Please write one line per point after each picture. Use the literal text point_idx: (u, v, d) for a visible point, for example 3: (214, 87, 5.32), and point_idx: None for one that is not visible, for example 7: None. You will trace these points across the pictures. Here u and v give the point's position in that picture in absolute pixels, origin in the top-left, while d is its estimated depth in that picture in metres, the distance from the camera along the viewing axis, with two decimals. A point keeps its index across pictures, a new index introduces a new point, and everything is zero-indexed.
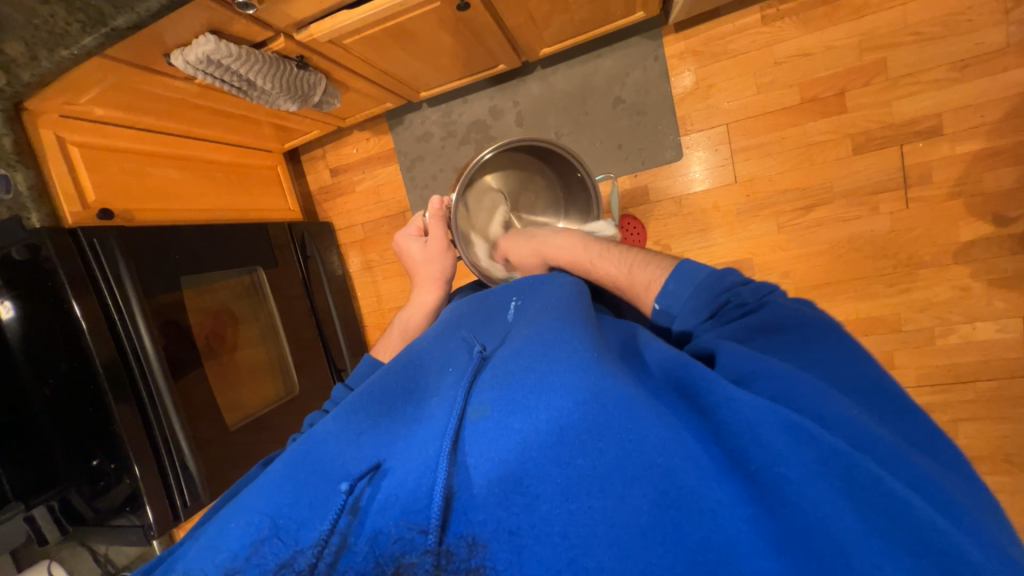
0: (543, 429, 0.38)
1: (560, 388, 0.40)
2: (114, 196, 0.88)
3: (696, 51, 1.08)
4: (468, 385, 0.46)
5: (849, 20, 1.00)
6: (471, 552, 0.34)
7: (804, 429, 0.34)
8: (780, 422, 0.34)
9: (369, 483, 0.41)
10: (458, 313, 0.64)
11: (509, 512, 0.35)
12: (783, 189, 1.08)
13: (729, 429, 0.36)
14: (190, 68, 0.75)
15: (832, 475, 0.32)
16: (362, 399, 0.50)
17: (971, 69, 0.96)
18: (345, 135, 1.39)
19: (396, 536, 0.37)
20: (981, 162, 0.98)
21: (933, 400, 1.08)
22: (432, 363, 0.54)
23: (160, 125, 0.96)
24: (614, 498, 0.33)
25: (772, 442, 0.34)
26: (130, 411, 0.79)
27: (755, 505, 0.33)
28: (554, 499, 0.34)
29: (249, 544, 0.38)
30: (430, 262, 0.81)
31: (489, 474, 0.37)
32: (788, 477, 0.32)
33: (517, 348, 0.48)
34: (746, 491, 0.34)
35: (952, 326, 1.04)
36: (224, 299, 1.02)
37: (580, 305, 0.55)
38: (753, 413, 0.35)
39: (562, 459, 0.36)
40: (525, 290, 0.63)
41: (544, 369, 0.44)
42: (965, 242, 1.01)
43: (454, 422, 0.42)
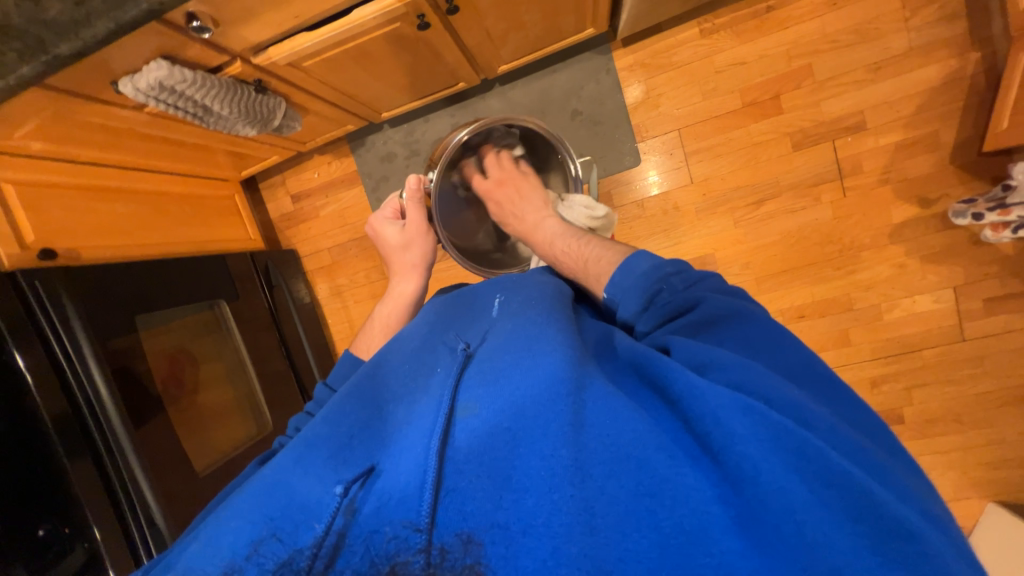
0: (528, 424, 0.37)
1: (545, 378, 0.40)
2: (56, 235, 0.82)
3: (644, 63, 1.15)
4: (455, 381, 0.44)
5: (776, 31, 1.10)
6: (466, 550, 0.34)
7: (756, 408, 0.34)
8: (737, 403, 0.34)
9: (363, 486, 0.39)
10: (443, 309, 0.62)
11: (497, 507, 0.35)
12: (735, 186, 1.16)
13: (695, 416, 0.35)
14: (141, 95, 0.72)
15: (785, 452, 0.32)
16: (352, 399, 0.48)
17: (884, 71, 1.07)
18: (305, 160, 1.36)
19: (391, 535, 0.36)
20: (902, 151, 1.09)
21: (887, 371, 1.17)
22: (416, 365, 0.51)
23: (106, 158, 0.91)
24: (593, 486, 0.33)
25: (733, 428, 0.33)
26: (87, 467, 0.73)
27: (719, 488, 0.32)
28: (540, 493, 0.34)
29: (248, 545, 0.37)
30: (410, 245, 0.80)
31: (476, 468, 0.37)
32: (747, 456, 0.32)
33: (503, 343, 0.47)
34: (715, 475, 0.33)
35: (896, 301, 1.14)
36: (182, 338, 0.96)
37: (564, 302, 0.55)
38: (715, 398, 0.35)
39: (545, 451, 0.35)
40: (509, 287, 0.62)
41: (528, 363, 0.42)
42: (897, 224, 1.11)
43: (443, 419, 0.40)
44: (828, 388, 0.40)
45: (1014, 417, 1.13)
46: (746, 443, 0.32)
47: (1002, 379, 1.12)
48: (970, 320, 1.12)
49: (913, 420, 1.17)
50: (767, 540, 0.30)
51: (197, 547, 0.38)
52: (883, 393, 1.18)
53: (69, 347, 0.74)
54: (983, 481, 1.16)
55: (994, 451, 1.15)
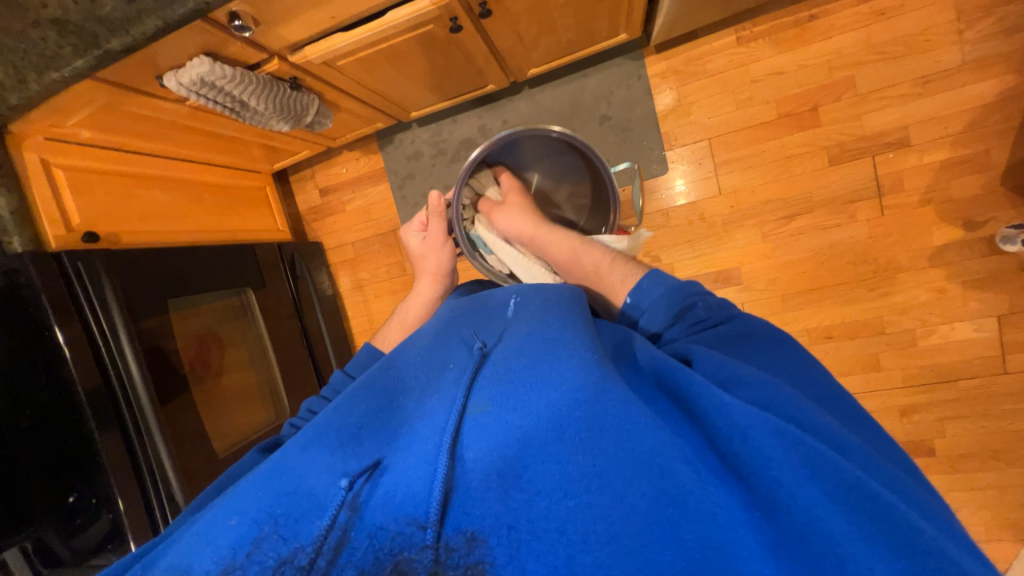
0: (543, 429, 0.36)
1: (559, 384, 0.38)
2: (100, 219, 0.87)
3: (677, 70, 1.13)
4: (468, 381, 0.42)
5: (817, 41, 1.06)
6: (471, 548, 0.33)
7: (790, 433, 0.32)
8: (769, 425, 0.32)
9: (369, 480, 0.38)
10: (459, 309, 0.59)
11: (508, 508, 0.34)
12: (766, 200, 1.12)
13: (721, 433, 0.34)
14: (184, 90, 0.75)
15: (829, 484, 0.30)
16: (365, 392, 0.46)
17: (932, 85, 1.02)
18: (335, 155, 1.39)
19: (396, 532, 0.35)
20: (949, 170, 1.04)
21: (919, 400, 1.11)
22: (429, 360, 0.49)
23: (147, 147, 0.95)
24: (613, 495, 0.32)
25: (765, 450, 0.31)
26: (114, 440, 0.76)
27: (754, 512, 0.31)
28: (553, 496, 0.33)
29: (247, 542, 0.35)
30: (427, 255, 0.80)
31: (485, 469, 0.36)
32: (780, 480, 0.30)
33: (519, 345, 0.45)
34: (741, 497, 0.32)
35: (932, 327, 1.08)
36: (209, 322, 0.99)
37: (580, 305, 0.53)
38: (743, 415, 0.33)
39: (562, 456, 0.34)
40: (527, 288, 0.59)
41: (544, 366, 0.41)
42: (938, 247, 1.06)
43: (455, 416, 0.39)
44: (853, 415, 0.39)
45: None
46: (786, 473, 0.30)
47: None
48: (1014, 351, 1.05)
49: (945, 453, 1.11)
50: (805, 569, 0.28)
51: (204, 520, 0.37)
52: (914, 423, 1.12)
53: (106, 327, 0.78)
54: (1019, 524, 1.10)
55: None
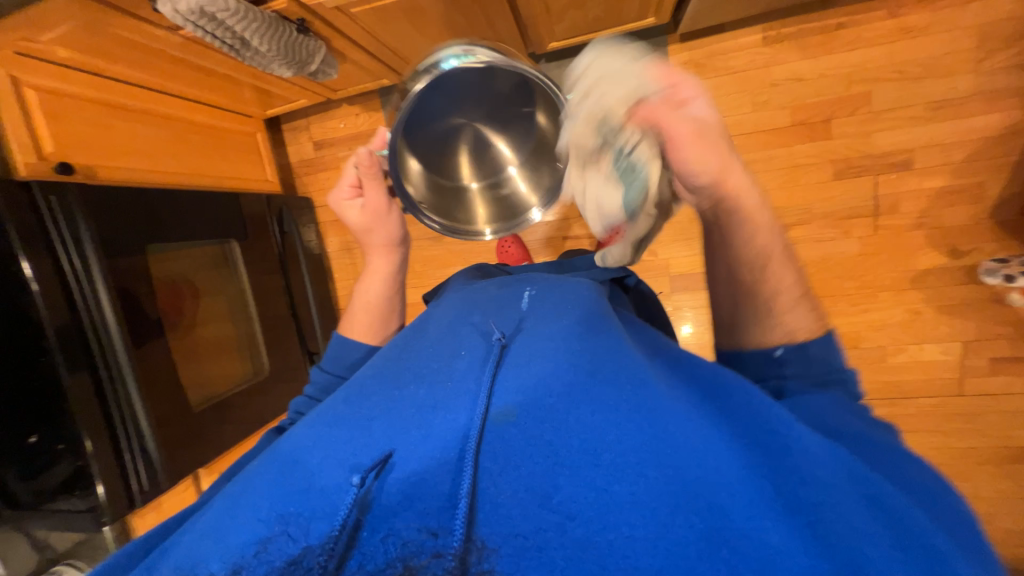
0: (578, 449, 0.35)
1: (603, 406, 0.37)
2: (74, 149, 0.80)
3: (699, 63, 1.10)
4: (492, 375, 0.41)
5: (841, 51, 1.05)
6: (481, 557, 0.32)
7: (878, 496, 0.34)
8: (852, 481, 0.35)
9: (379, 476, 0.36)
10: (473, 296, 0.58)
11: (536, 526, 0.32)
12: (766, 206, 1.13)
13: (792, 475, 0.34)
14: (179, 18, 0.68)
15: (915, 560, 0.30)
16: (376, 381, 0.46)
17: (943, 111, 1.03)
18: (333, 108, 1.32)
19: (406, 538, 0.33)
20: (944, 198, 1.06)
21: (879, 413, 1.18)
22: (443, 347, 0.48)
23: (131, 75, 0.87)
24: (655, 527, 0.31)
25: (846, 509, 0.32)
26: (84, 381, 0.73)
27: (819, 558, 0.30)
28: (592, 524, 0.32)
29: (256, 542, 0.34)
30: (375, 229, 0.76)
31: (514, 484, 0.34)
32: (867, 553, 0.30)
33: (543, 344, 0.44)
34: (811, 541, 0.31)
35: (903, 345, 1.13)
36: (186, 269, 0.94)
37: (603, 305, 0.52)
38: (822, 466, 0.35)
39: (597, 484, 0.33)
40: (543, 284, 0.58)
41: (574, 376, 0.39)
42: (921, 270, 1.09)
43: (476, 425, 0.37)
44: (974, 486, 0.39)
45: (992, 476, 1.16)
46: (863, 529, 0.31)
47: (988, 438, 1.14)
48: (972, 376, 1.12)
49: None
50: None
51: (215, 512, 0.38)
52: None
53: (77, 263, 0.73)
54: None
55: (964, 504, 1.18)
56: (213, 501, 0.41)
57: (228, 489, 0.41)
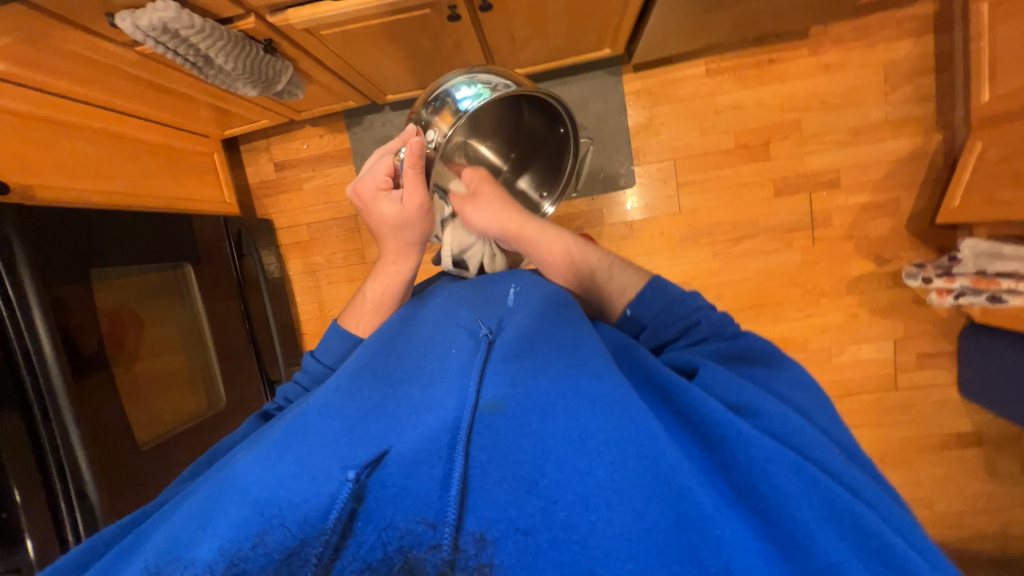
0: (567, 437, 0.35)
1: (584, 394, 0.38)
2: (8, 167, 0.74)
3: (651, 91, 1.19)
4: (480, 369, 0.41)
5: (773, 83, 1.17)
6: (480, 549, 0.31)
7: (812, 472, 0.35)
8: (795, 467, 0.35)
9: (372, 472, 0.35)
10: (456, 297, 0.58)
11: (523, 512, 0.32)
12: (718, 221, 1.22)
13: (740, 465, 0.35)
14: (139, 33, 0.66)
15: (844, 527, 0.33)
16: (367, 375, 0.45)
17: (860, 136, 1.17)
18: (295, 128, 1.30)
19: (405, 529, 0.32)
20: (868, 212, 1.19)
21: None
22: (431, 347, 0.48)
23: (77, 91, 0.82)
24: (632, 514, 0.31)
25: (788, 488, 0.34)
26: (12, 418, 0.66)
27: (764, 541, 0.32)
28: (574, 509, 0.32)
29: (251, 533, 0.32)
30: (408, 225, 0.64)
31: (501, 470, 0.34)
32: (798, 519, 0.32)
33: (529, 339, 0.45)
34: (757, 529, 0.33)
35: (844, 346, 1.24)
36: (132, 298, 0.87)
37: (577, 306, 0.54)
38: (768, 448, 0.36)
39: (581, 469, 0.33)
40: (526, 283, 0.59)
41: (559, 370, 0.41)
42: (854, 277, 1.21)
43: (468, 412, 0.37)
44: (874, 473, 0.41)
45: (927, 463, 1.27)
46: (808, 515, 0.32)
47: (921, 428, 1.25)
48: (904, 371, 1.24)
49: None
50: None
51: (196, 498, 0.36)
52: None
53: (10, 290, 0.67)
54: None
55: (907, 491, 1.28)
56: (190, 493, 0.39)
57: (202, 483, 0.39)
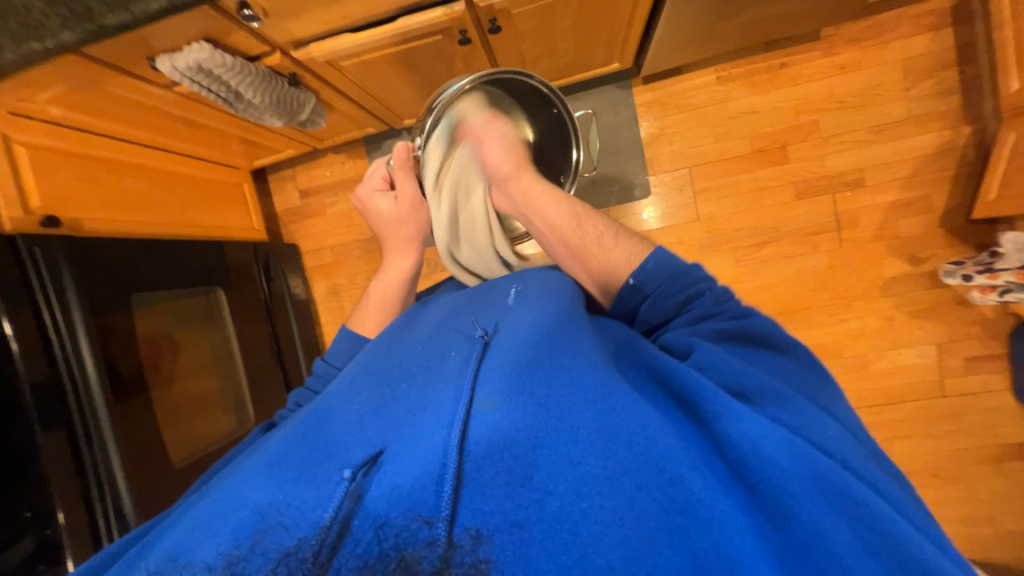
0: (556, 428, 0.35)
1: (575, 383, 0.37)
2: (62, 204, 0.81)
3: (662, 101, 1.20)
4: (476, 369, 0.41)
5: (787, 86, 1.16)
6: (476, 544, 0.31)
7: (800, 445, 0.35)
8: (782, 440, 0.35)
9: (369, 473, 0.36)
10: (455, 302, 0.57)
11: (517, 506, 0.32)
12: (738, 227, 1.20)
13: (732, 444, 0.35)
14: (177, 74, 0.72)
15: (827, 494, 0.33)
16: (365, 377, 0.46)
17: (883, 134, 1.14)
18: (318, 157, 1.36)
19: (400, 526, 0.32)
20: (897, 211, 1.15)
21: (869, 420, 1.19)
22: (428, 349, 0.48)
23: (121, 132, 0.89)
24: (625, 499, 0.31)
25: (775, 460, 0.33)
26: (59, 439, 0.69)
27: (752, 515, 0.33)
28: (566, 497, 0.32)
29: (250, 533, 0.33)
30: (403, 220, 0.70)
31: (495, 466, 0.33)
32: (789, 491, 0.32)
33: (524, 335, 0.44)
34: (745, 501, 0.34)
35: (883, 352, 1.18)
36: (168, 324, 0.91)
37: (580, 300, 0.53)
38: (752, 427, 0.35)
39: (574, 458, 0.33)
40: (525, 280, 0.58)
41: (558, 364, 0.39)
42: (888, 278, 1.16)
43: (463, 408, 0.37)
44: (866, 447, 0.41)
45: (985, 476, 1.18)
46: (789, 479, 0.33)
47: (977, 437, 1.17)
48: (950, 376, 1.16)
49: None
50: (796, 562, 0.31)
51: (203, 505, 0.37)
52: None
53: (60, 318, 0.71)
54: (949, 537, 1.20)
55: (967, 508, 1.18)
56: (201, 495, 0.41)
57: (207, 492, 0.40)
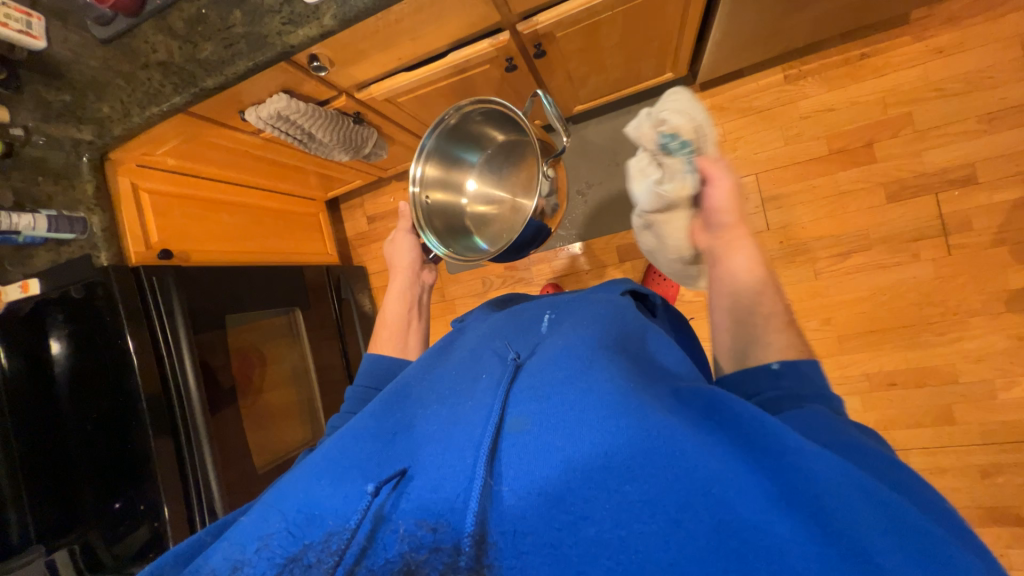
0: (586, 454, 0.34)
1: (600, 405, 0.36)
2: (174, 238, 0.94)
3: (722, 107, 1.14)
4: (505, 392, 0.42)
5: (870, 78, 1.05)
6: (483, 552, 0.35)
7: (882, 496, 0.30)
8: (855, 483, 0.30)
9: (395, 487, 0.39)
10: (494, 324, 0.58)
11: (549, 527, 0.33)
12: (817, 236, 1.08)
13: (794, 474, 0.31)
14: (261, 122, 0.82)
15: (908, 541, 0.28)
16: (402, 397, 0.49)
17: (999, 121, 0.98)
18: (384, 185, 1.47)
19: (406, 533, 0.37)
20: (1023, 210, 0.97)
21: (1001, 460, 1.00)
22: (463, 368, 0.49)
23: (220, 174, 1.03)
24: (661, 528, 0.30)
25: (847, 498, 0.29)
26: (166, 443, 0.78)
27: (824, 546, 0.28)
28: (603, 523, 0.32)
29: (257, 539, 0.39)
30: (396, 252, 0.83)
31: (529, 488, 0.35)
32: (861, 534, 0.28)
33: (555, 358, 0.43)
34: (815, 533, 0.28)
35: (1014, 377, 0.99)
36: (255, 340, 1.02)
37: (623, 318, 0.50)
38: (820, 462, 0.31)
39: (609, 486, 0.33)
40: (561, 307, 0.57)
41: (585, 384, 0.39)
42: (1017, 290, 0.98)
43: (492, 431, 0.38)
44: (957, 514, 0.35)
45: None
46: (870, 526, 0.28)
47: None
48: None
49: None
50: None
51: (246, 519, 0.41)
52: (996, 486, 1.00)
53: (169, 338, 0.82)
54: None
55: None
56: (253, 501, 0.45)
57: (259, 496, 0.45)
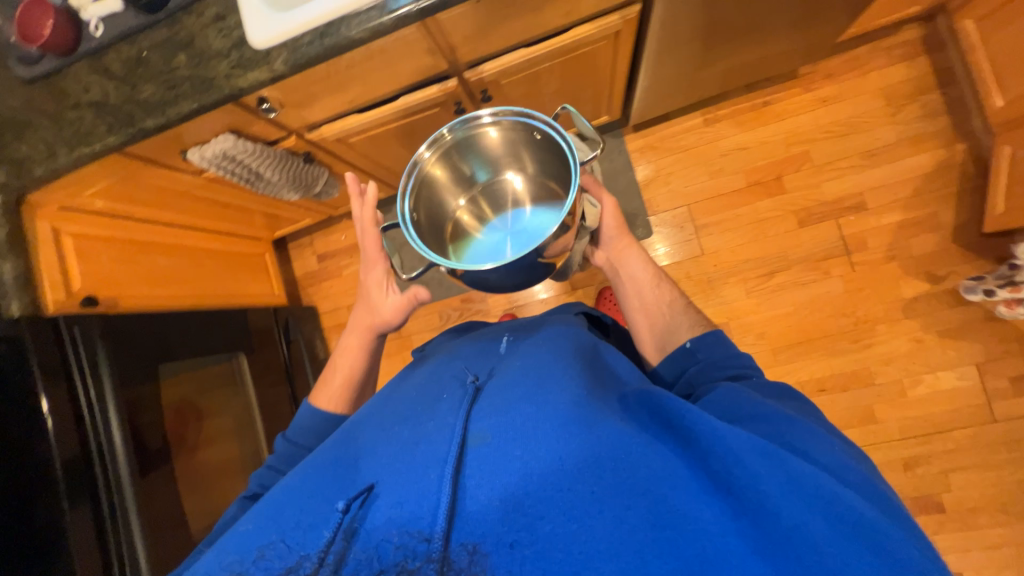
0: (543, 458, 0.36)
1: (554, 415, 0.39)
2: (101, 285, 0.86)
3: (654, 146, 1.26)
4: (467, 408, 0.43)
5: (773, 122, 1.21)
6: (472, 561, 0.34)
7: (777, 453, 0.35)
8: (758, 449, 0.35)
9: (363, 504, 0.39)
10: (455, 349, 0.59)
11: (510, 529, 0.34)
12: (745, 258, 1.20)
13: (712, 455, 0.35)
14: (205, 162, 0.81)
15: (804, 494, 0.33)
16: (366, 422, 0.49)
17: (877, 157, 1.16)
18: (334, 223, 1.45)
19: (397, 543, 0.35)
20: (905, 230, 1.14)
21: (919, 452, 1.10)
22: (423, 391, 0.50)
23: (156, 216, 0.98)
24: (614, 519, 0.33)
25: (755, 471, 0.34)
26: (85, 517, 0.70)
27: (738, 519, 0.33)
28: (559, 519, 0.33)
29: (255, 548, 0.39)
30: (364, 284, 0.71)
31: (491, 494, 0.36)
32: (767, 493, 0.33)
33: (512, 376, 0.45)
34: (730, 510, 0.33)
35: (918, 376, 1.12)
36: (189, 392, 0.93)
37: (575, 334, 0.53)
38: (735, 440, 0.35)
39: (563, 484, 0.35)
40: (521, 329, 0.59)
41: (542, 397, 0.41)
42: (909, 298, 1.13)
43: (456, 447, 0.39)
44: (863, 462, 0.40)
45: None
46: (775, 492, 0.33)
47: None
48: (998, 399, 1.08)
49: (953, 508, 1.08)
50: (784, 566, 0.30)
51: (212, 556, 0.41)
52: (917, 476, 1.10)
53: (93, 396, 0.75)
54: None
55: None
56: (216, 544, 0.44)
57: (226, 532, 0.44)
